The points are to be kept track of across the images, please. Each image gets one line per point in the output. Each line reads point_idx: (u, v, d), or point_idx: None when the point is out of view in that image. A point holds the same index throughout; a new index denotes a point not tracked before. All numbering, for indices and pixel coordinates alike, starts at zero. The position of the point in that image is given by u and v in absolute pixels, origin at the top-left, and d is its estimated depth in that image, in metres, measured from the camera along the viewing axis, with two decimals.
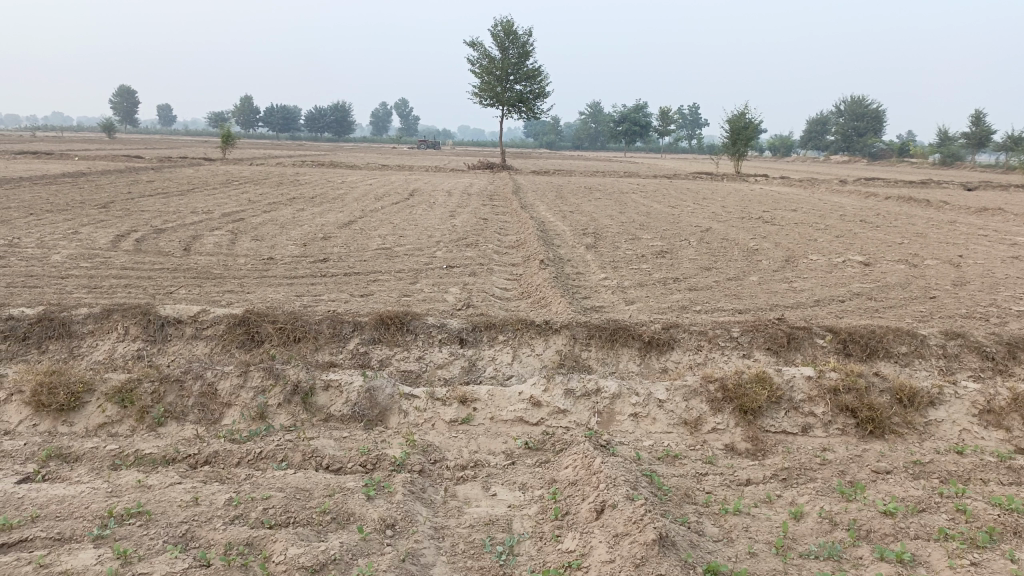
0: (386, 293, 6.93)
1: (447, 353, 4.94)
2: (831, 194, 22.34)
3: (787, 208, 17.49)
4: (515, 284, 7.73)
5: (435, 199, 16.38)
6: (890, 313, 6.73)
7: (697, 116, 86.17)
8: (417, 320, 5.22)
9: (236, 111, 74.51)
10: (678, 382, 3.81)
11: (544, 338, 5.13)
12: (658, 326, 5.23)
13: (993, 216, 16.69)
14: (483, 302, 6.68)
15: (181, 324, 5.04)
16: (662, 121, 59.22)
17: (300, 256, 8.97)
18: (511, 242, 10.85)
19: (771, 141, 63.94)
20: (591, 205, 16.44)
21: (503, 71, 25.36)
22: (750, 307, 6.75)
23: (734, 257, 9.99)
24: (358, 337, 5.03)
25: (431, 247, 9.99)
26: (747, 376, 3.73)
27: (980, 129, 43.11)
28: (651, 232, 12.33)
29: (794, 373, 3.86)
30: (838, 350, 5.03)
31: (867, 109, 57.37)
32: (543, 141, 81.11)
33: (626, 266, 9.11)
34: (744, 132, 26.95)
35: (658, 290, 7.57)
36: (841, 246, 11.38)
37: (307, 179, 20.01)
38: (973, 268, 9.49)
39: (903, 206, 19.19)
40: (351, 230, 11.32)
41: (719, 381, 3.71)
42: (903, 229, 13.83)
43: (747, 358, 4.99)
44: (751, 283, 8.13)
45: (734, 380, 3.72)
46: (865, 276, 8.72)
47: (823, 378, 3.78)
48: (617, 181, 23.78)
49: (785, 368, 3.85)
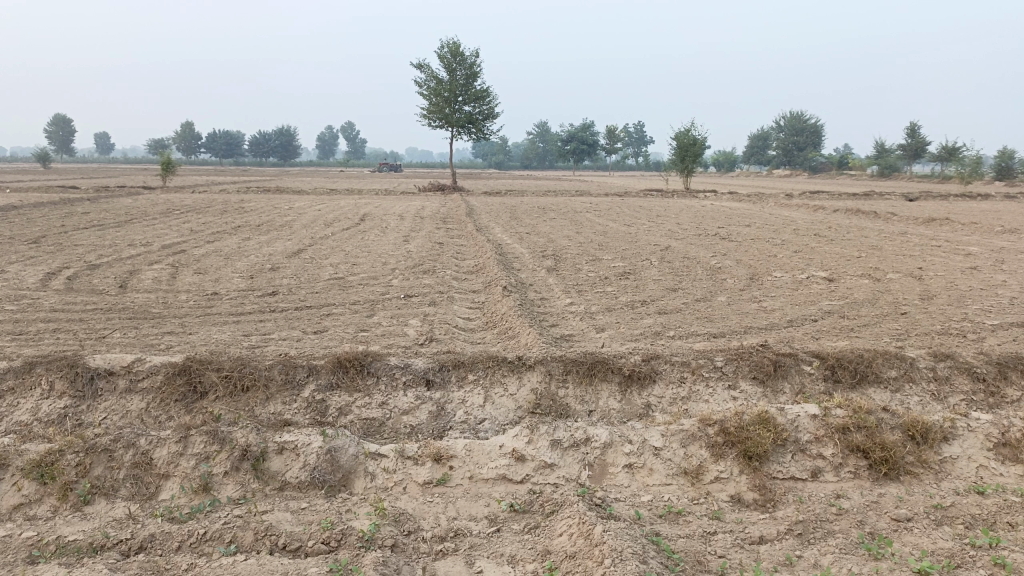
0: (341, 329, 6.48)
1: (412, 398, 4.55)
2: (780, 208, 22.58)
3: (741, 224, 17.56)
4: (478, 313, 7.35)
5: (387, 223, 15.97)
6: (867, 332, 6.56)
7: (642, 133, 87.45)
8: (378, 362, 4.80)
9: (177, 137, 72.87)
10: (674, 426, 3.48)
11: (517, 376, 4.76)
12: (638, 357, 4.92)
13: (940, 225, 17.00)
14: (447, 335, 6.28)
15: (113, 376, 4.54)
16: (609, 139, 59.76)
17: (246, 290, 8.45)
18: (469, 266, 10.49)
19: (715, 157, 65.18)
20: (546, 226, 16.20)
21: (452, 92, 25.10)
22: (725, 331, 6.51)
23: (697, 276, 9.81)
24: (314, 383, 4.59)
25: (386, 275, 9.55)
26: (748, 418, 3.43)
27: (916, 141, 44.48)
28: (611, 252, 12.13)
29: (796, 412, 3.58)
30: (826, 378, 4.80)
31: (806, 124, 58.92)
32: (492, 161, 81.09)
33: (590, 289, 8.83)
34: (692, 149, 27.20)
35: (627, 315, 7.29)
36: (802, 261, 11.31)
37: (253, 206, 19.37)
38: (935, 280, 9.47)
39: (852, 218, 19.46)
40: (301, 259, 10.82)
41: (718, 424, 3.39)
42: (858, 242, 13.91)
43: (733, 390, 4.70)
44: (720, 304, 7.92)
45: (734, 423, 3.41)
46: (832, 293, 8.60)
47: (828, 416, 3.50)
48: (570, 200, 23.67)
49: (787, 406, 3.56)
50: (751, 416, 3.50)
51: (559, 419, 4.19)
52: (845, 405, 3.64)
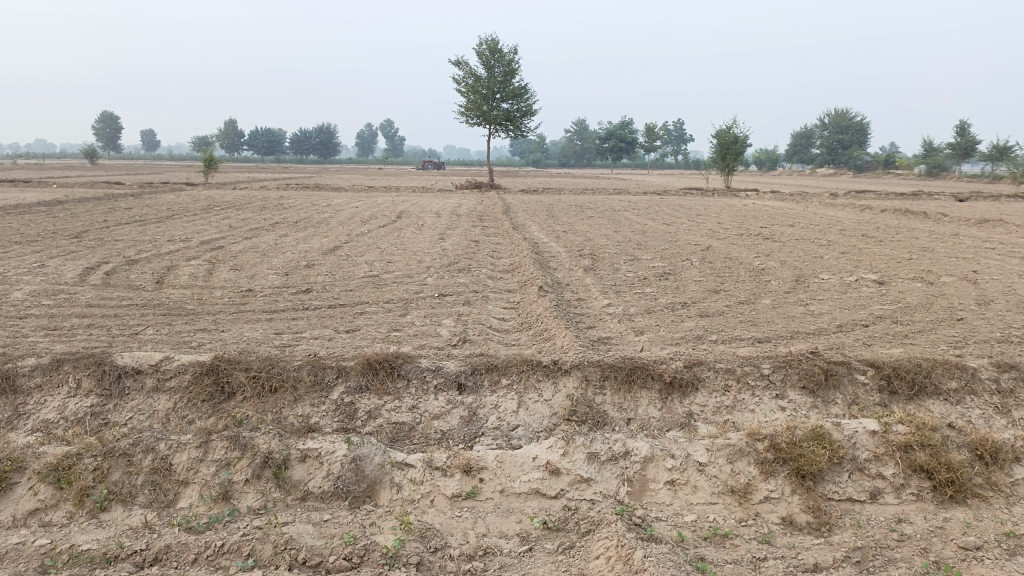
0: (374, 328, 6.36)
1: (443, 402, 4.39)
2: (825, 208, 21.98)
3: (784, 223, 17.12)
4: (514, 314, 7.17)
5: (424, 220, 15.90)
6: (921, 339, 6.23)
7: (682, 131, 86.49)
8: (409, 364, 4.65)
9: (221, 135, 74.14)
10: (719, 440, 3.27)
11: (553, 381, 4.57)
12: (680, 363, 4.69)
13: (995, 227, 16.34)
14: (481, 336, 6.12)
15: (140, 374, 4.46)
16: (649, 137, 59.14)
17: (281, 287, 8.40)
18: (505, 265, 10.32)
19: (756, 155, 64.14)
20: (584, 224, 15.94)
21: (490, 89, 24.96)
22: (771, 337, 6.24)
23: (740, 277, 9.50)
24: (343, 385, 4.46)
25: (421, 274, 9.43)
26: (802, 433, 3.19)
27: (966, 140, 43.15)
28: (650, 252, 11.85)
29: (852, 427, 3.33)
30: (882, 388, 4.52)
31: (851, 122, 57.61)
32: (530, 159, 80.87)
33: (629, 289, 8.59)
34: (733, 147, 26.66)
35: (667, 317, 7.05)
36: (850, 263, 10.91)
37: (292, 203, 19.48)
38: (992, 284, 9.03)
39: (900, 218, 18.84)
40: (336, 256, 10.76)
41: (769, 440, 3.17)
42: (908, 244, 13.42)
43: (781, 400, 4.46)
44: (764, 307, 7.63)
45: (785, 438, 3.18)
46: (882, 297, 8.24)
47: (889, 433, 3.25)
48: (608, 198, 23.37)
49: (844, 421, 3.31)
50: (803, 431, 3.27)
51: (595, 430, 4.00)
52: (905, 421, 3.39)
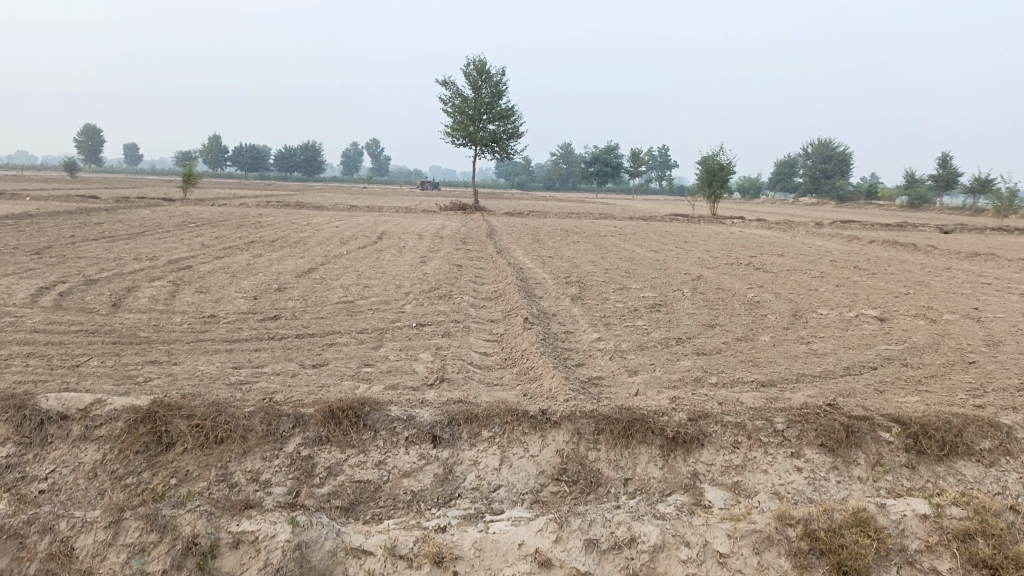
0: (344, 363, 5.82)
1: (415, 457, 3.85)
2: (812, 237, 21.79)
3: (774, 253, 16.75)
4: (497, 348, 6.66)
5: (405, 242, 15.37)
6: (937, 385, 5.79)
7: (665, 158, 86.92)
8: (378, 413, 4.09)
9: (204, 151, 73.37)
10: (743, 522, 3.24)
11: (540, 434, 4.03)
12: (683, 415, 4.18)
13: (987, 261, 16.04)
14: (461, 374, 5.60)
15: (67, 421, 3.93)
16: (634, 162, 59.20)
17: (247, 313, 7.82)
18: (488, 292, 9.84)
19: (740, 182, 64.50)
20: (570, 249, 15.48)
21: (477, 110, 24.59)
22: (774, 380, 5.77)
23: (734, 311, 9.04)
24: (300, 436, 3.90)
25: (399, 300, 8.89)
26: (841, 520, 3.17)
27: (947, 173, 43.57)
28: (639, 281, 11.42)
29: (902, 511, 3.29)
30: (909, 448, 4.03)
31: (833, 152, 58.16)
32: (515, 181, 80.66)
33: (619, 322, 8.12)
34: (720, 173, 26.38)
35: (662, 355, 6.56)
36: (846, 297, 10.53)
37: (270, 221, 18.89)
38: (996, 323, 8.66)
39: (890, 250, 18.59)
40: (311, 280, 10.21)
41: (803, 528, 3.14)
42: (902, 277, 13.09)
43: (797, 459, 3.98)
44: (764, 345, 7.17)
45: (820, 525, 3.16)
46: (886, 336, 7.80)
47: (944, 520, 3.24)
48: (594, 223, 22.95)
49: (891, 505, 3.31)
50: (842, 514, 3.26)
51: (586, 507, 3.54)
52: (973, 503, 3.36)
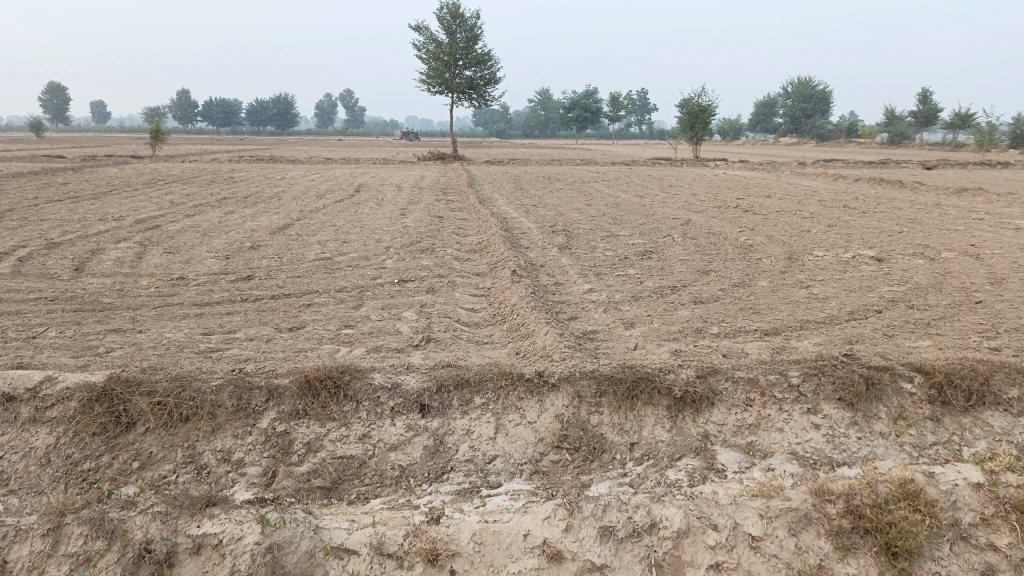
0: (322, 325, 5.44)
1: (402, 429, 3.53)
2: (797, 177, 21.46)
3: (761, 195, 16.41)
4: (485, 303, 6.30)
5: (384, 194, 14.83)
6: (947, 328, 5.52)
7: (645, 101, 85.79)
8: (359, 381, 3.73)
9: (173, 106, 71.34)
10: (776, 500, 3.18)
11: (538, 399, 3.70)
12: (691, 372, 3.87)
13: (976, 196, 15.79)
14: (448, 334, 5.25)
15: (15, 402, 3.57)
16: (613, 106, 58.29)
17: (218, 273, 7.38)
18: (472, 244, 9.44)
19: (721, 125, 63.92)
20: (553, 197, 15.05)
21: (452, 55, 23.74)
22: (778, 329, 5.48)
23: (728, 255, 8.72)
24: (274, 409, 3.56)
25: (379, 255, 8.49)
26: (886, 496, 3.16)
27: (928, 108, 43.19)
28: (627, 227, 11.05)
29: (953, 481, 3.30)
30: (932, 399, 3.76)
31: (814, 90, 57.53)
32: (493, 128, 79.33)
33: (610, 271, 7.78)
34: (702, 115, 25.82)
35: (658, 305, 6.25)
36: (840, 238, 10.24)
37: (243, 176, 18.24)
38: (996, 259, 8.40)
39: (877, 188, 18.30)
40: (285, 236, 9.74)
41: (847, 505, 3.12)
42: (894, 216, 12.81)
43: (814, 416, 3.71)
44: (763, 290, 6.88)
45: (864, 501, 3.13)
46: (886, 277, 7.52)
47: (1000, 489, 3.26)
48: (576, 169, 22.45)
49: (940, 474, 3.34)
50: (888, 486, 3.24)
51: (589, 485, 3.29)
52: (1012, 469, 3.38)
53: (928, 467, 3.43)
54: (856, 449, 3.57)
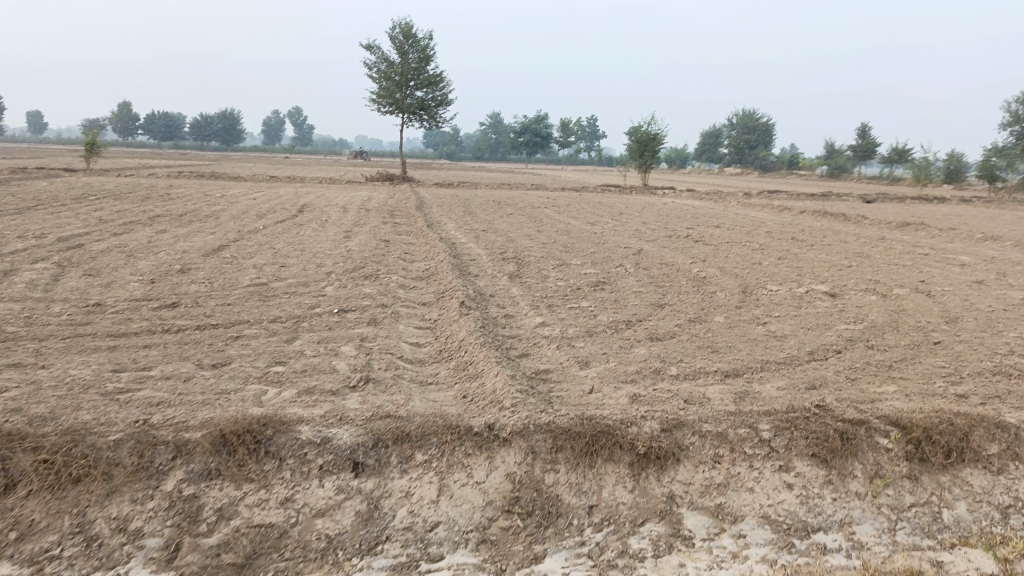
0: (250, 361, 4.96)
1: (332, 491, 3.10)
2: (744, 207, 21.69)
3: (711, 224, 16.43)
4: (430, 338, 5.89)
5: (328, 215, 14.32)
6: (911, 370, 5.33)
7: (594, 128, 86.89)
8: (284, 435, 3.30)
9: (114, 118, 69.29)
10: None
11: (487, 456, 3.32)
12: (654, 425, 3.54)
13: (918, 231, 16.06)
14: (389, 373, 4.83)
15: None
16: (563, 132, 58.71)
17: (141, 300, 6.81)
18: (419, 270, 9.03)
19: (668, 153, 64.94)
20: (504, 222, 14.77)
21: (403, 76, 23.41)
22: (739, 370, 5.22)
23: (682, 288, 8.49)
24: (182, 469, 3.12)
25: (320, 281, 8.01)
26: None
27: (866, 142, 44.58)
28: (579, 255, 10.79)
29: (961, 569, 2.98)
30: (910, 456, 3.50)
31: (758, 123, 59.06)
32: (442, 150, 79.07)
33: (562, 303, 7.45)
34: (651, 143, 25.98)
35: (614, 341, 5.93)
36: (792, 271, 10.16)
37: (181, 192, 17.47)
38: (947, 296, 8.37)
39: (822, 220, 18.57)
40: (220, 259, 9.18)
41: None
42: (842, 249, 12.87)
43: (787, 474, 3.42)
44: (721, 327, 6.63)
45: None
46: (842, 314, 7.37)
47: None
48: (526, 193, 22.26)
49: (947, 560, 3.03)
50: None
51: (546, 562, 2.89)
52: (996, 541, 3.14)
53: (922, 547, 3.12)
54: (833, 512, 3.28)
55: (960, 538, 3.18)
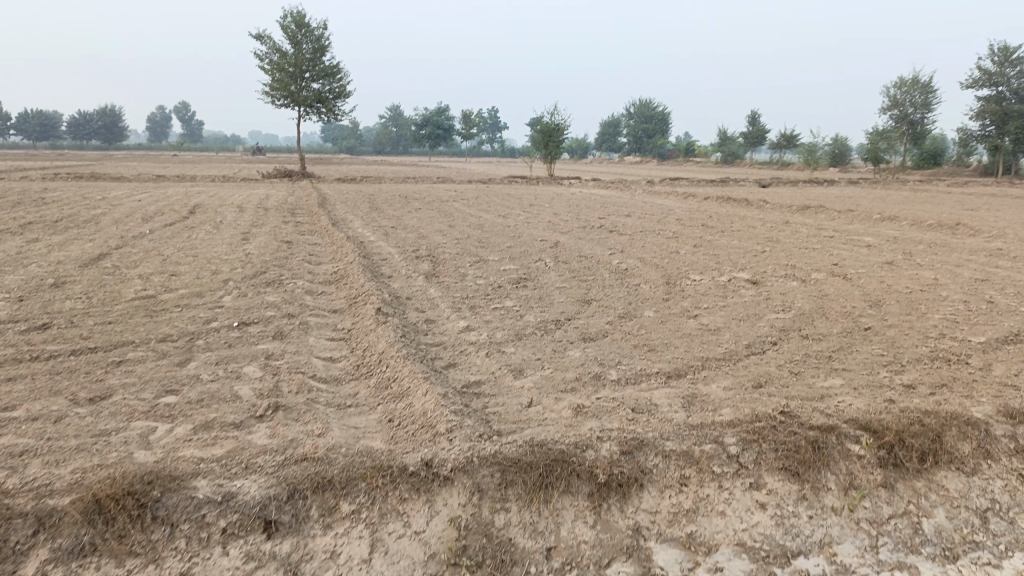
0: (136, 391, 4.27)
1: (238, 561, 2.53)
2: (649, 195, 21.83)
3: (620, 214, 16.36)
4: (346, 351, 5.31)
5: (223, 216, 13.33)
6: (850, 360, 5.16)
7: (496, 120, 86.78)
8: (177, 493, 2.73)
9: None
10: None
11: (426, 499, 2.85)
12: (612, 448, 3.16)
13: (818, 214, 16.47)
14: (302, 396, 4.26)
15: None
16: (465, 124, 58.21)
17: (5, 322, 5.91)
18: (327, 274, 8.37)
19: (569, 143, 65.50)
20: (412, 218, 14.18)
21: (298, 67, 22.32)
22: (682, 370, 4.90)
23: (605, 282, 8.19)
24: (46, 547, 2.49)
25: (216, 291, 7.25)
26: None
27: (757, 129, 46.15)
28: (495, 251, 10.35)
29: None
30: (883, 463, 3.26)
31: (654, 112, 60.44)
32: (341, 145, 77.11)
33: (485, 303, 7.00)
34: (555, 134, 25.83)
35: (545, 345, 5.52)
36: (709, 259, 10.06)
37: (55, 196, 15.98)
38: (862, 279, 8.42)
39: (725, 206, 18.84)
40: (101, 269, 8.23)
41: None
42: (752, 234, 12.98)
43: (758, 492, 3.10)
44: (653, 323, 6.34)
45: None
46: (769, 302, 7.23)
47: None
48: (433, 187, 21.69)
49: None
50: None
51: None
52: (984, 553, 2.90)
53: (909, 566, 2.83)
54: (815, 533, 2.96)
55: (947, 551, 2.92)
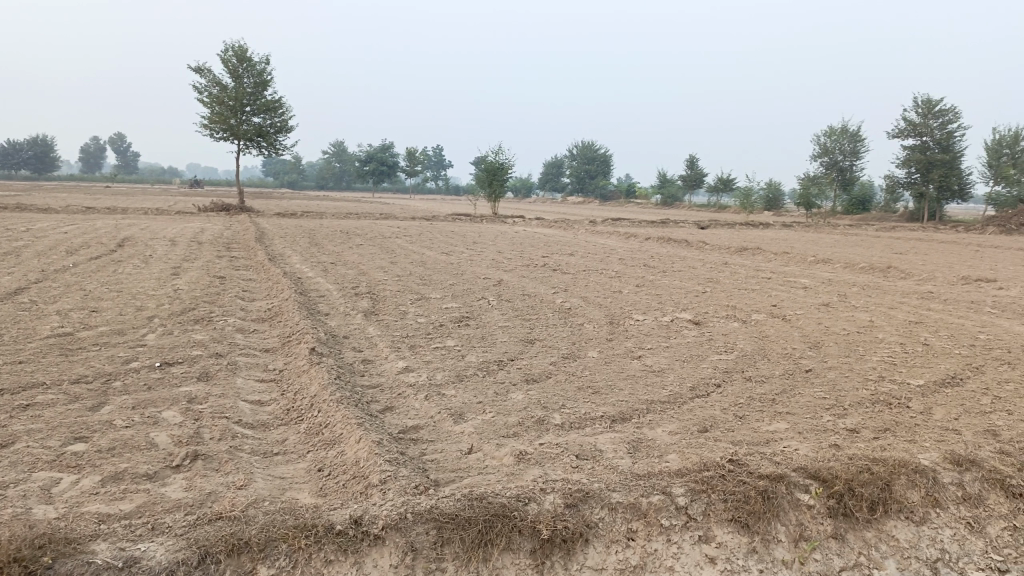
0: (39, 438, 3.91)
1: None
2: (592, 235, 21.99)
3: (564, 253, 16.38)
4: (276, 394, 5.03)
5: (154, 250, 12.81)
6: (793, 403, 5.12)
7: (440, 159, 87.08)
8: (71, 558, 2.43)
9: None
10: None
11: (354, 562, 2.62)
12: (556, 500, 2.97)
13: (756, 256, 16.80)
14: (224, 443, 3.96)
15: None
16: (409, 161, 58.15)
17: None
18: (261, 311, 8.03)
19: (513, 182, 66.03)
20: (353, 254, 13.89)
21: (238, 100, 21.94)
22: (626, 414, 4.77)
23: (549, 322, 8.08)
24: None
25: (140, 328, 6.86)
26: None
27: (695, 172, 47.35)
28: (437, 289, 10.16)
29: None
30: (834, 513, 3.15)
31: (596, 154, 61.54)
32: (283, 180, 76.09)
33: (425, 343, 6.79)
34: (500, 173, 25.91)
35: (487, 387, 5.33)
36: (651, 299, 10.07)
37: None
38: (801, 320, 8.51)
39: (666, 247, 19.09)
40: (14, 304, 7.73)
41: None
42: (692, 275, 13.11)
43: (708, 545, 2.96)
44: (597, 364, 6.23)
45: None
46: (711, 343, 7.21)
47: None
48: (375, 224, 21.45)
49: None
50: None
51: None
52: None
53: None
54: None
55: None
